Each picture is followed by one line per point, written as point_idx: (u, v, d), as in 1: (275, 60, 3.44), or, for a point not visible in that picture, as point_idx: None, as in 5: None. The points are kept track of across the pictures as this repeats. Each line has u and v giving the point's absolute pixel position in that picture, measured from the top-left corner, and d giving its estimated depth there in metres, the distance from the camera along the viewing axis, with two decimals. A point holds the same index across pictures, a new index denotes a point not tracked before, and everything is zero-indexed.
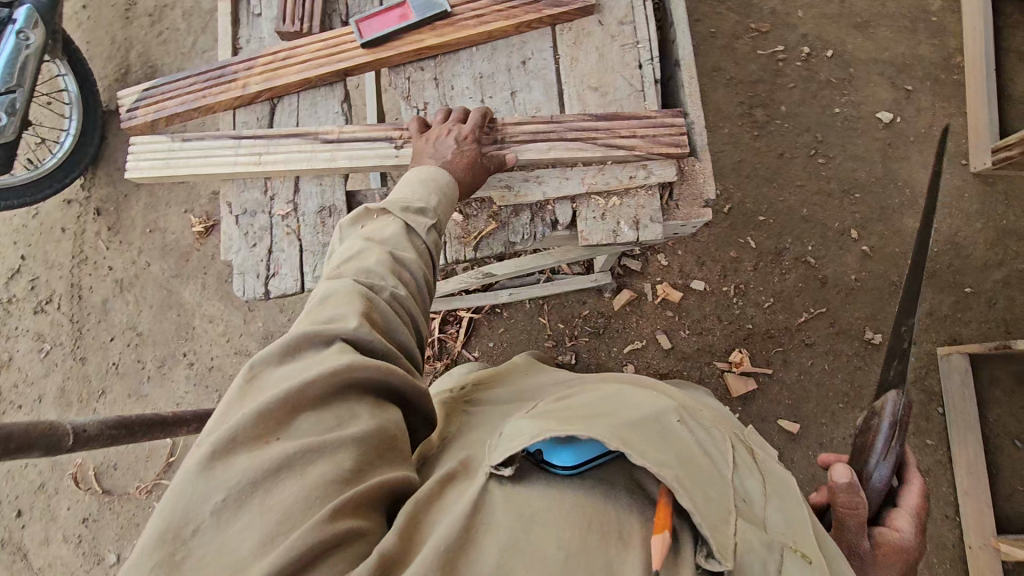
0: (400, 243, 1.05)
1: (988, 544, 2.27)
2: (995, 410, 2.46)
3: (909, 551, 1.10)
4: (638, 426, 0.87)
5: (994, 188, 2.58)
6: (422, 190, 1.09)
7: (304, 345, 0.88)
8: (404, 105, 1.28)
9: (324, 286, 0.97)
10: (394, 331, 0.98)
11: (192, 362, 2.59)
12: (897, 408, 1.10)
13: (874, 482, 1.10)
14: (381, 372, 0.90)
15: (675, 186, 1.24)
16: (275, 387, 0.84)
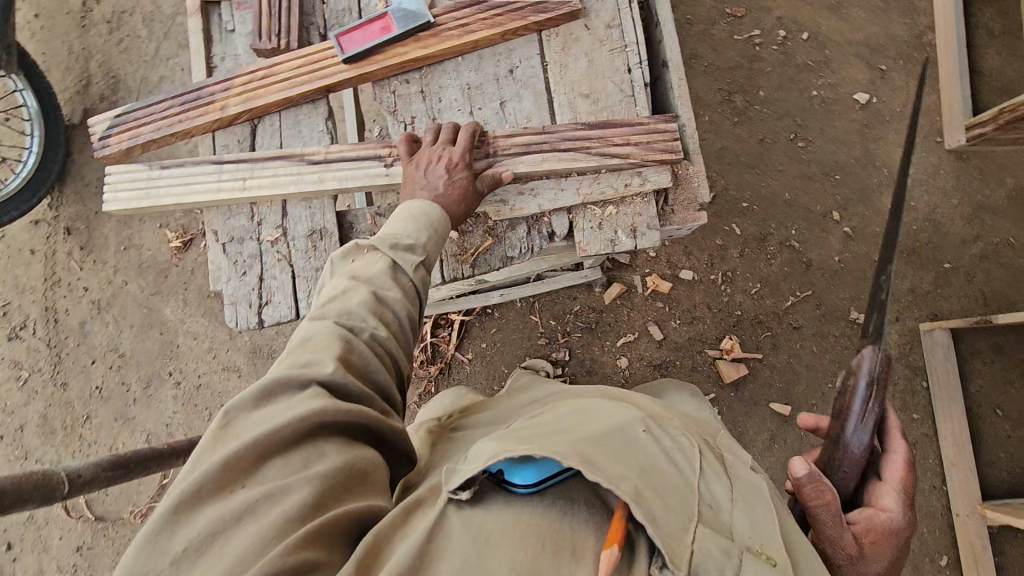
0: (385, 281, 1.07)
1: (974, 511, 2.37)
2: (977, 381, 2.54)
3: (895, 527, 1.10)
4: (597, 442, 0.88)
5: (968, 164, 2.63)
6: (415, 226, 1.11)
7: (279, 389, 0.92)
8: (391, 120, 1.26)
9: (305, 328, 1.01)
10: (371, 373, 1.01)
11: (180, 381, 2.53)
12: (876, 366, 1.12)
13: (853, 449, 1.11)
14: (349, 414, 0.93)
15: (670, 191, 1.23)
16: (247, 432, 0.88)
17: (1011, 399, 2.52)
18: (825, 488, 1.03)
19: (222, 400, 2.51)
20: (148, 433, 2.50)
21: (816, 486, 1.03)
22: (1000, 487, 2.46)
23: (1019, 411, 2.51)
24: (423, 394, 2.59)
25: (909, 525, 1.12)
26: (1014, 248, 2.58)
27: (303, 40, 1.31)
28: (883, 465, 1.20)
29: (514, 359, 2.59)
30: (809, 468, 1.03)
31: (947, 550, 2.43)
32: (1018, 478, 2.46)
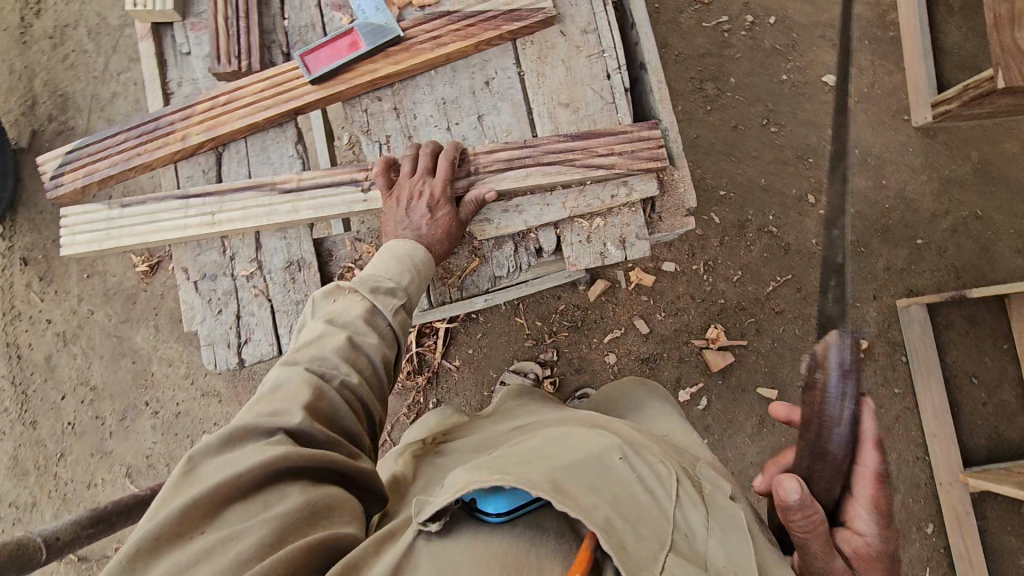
0: (364, 326, 1.13)
1: (957, 479, 2.44)
2: (952, 352, 2.61)
3: (872, 544, 1.10)
4: (572, 470, 0.88)
5: (935, 140, 2.68)
6: (399, 266, 1.18)
7: (244, 435, 0.93)
8: (366, 139, 1.33)
9: (275, 376, 1.03)
10: (340, 418, 1.03)
11: (157, 410, 2.43)
12: (845, 355, 1.02)
13: (834, 448, 1.06)
14: (308, 457, 0.93)
15: (657, 198, 1.29)
16: (209, 477, 0.88)
17: (985, 367, 2.60)
18: (816, 513, 1.05)
19: (203, 426, 2.42)
20: (128, 466, 2.41)
21: (802, 508, 1.05)
22: (979, 453, 2.55)
23: (994, 378, 2.59)
24: (412, 405, 2.56)
25: (885, 543, 1.10)
26: (982, 220, 2.64)
27: (268, 59, 1.38)
28: (852, 481, 1.11)
29: (501, 362, 2.57)
30: (802, 489, 1.03)
31: (933, 517, 2.51)
32: (995, 443, 2.55)
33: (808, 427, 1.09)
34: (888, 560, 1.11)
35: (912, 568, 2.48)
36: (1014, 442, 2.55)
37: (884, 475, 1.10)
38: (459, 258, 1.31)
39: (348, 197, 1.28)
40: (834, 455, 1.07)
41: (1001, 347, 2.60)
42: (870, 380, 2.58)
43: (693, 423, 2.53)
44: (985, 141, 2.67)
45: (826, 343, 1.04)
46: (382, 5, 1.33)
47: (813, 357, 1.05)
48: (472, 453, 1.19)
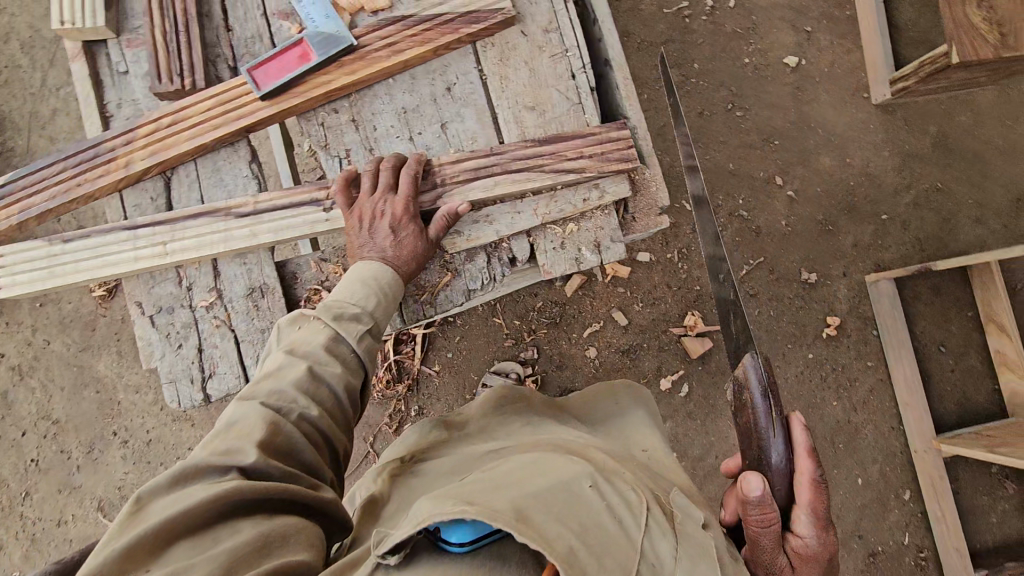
0: (327, 354, 1.12)
1: (930, 446, 2.51)
2: (921, 322, 2.68)
3: (818, 551, 1.12)
4: (537, 497, 0.86)
5: (895, 116, 2.72)
6: (365, 289, 1.16)
7: (195, 473, 0.89)
8: (324, 154, 1.27)
9: (229, 413, 1.00)
10: (298, 450, 1.01)
11: (127, 439, 2.36)
12: (761, 374, 1.11)
13: (774, 462, 1.10)
14: (259, 490, 0.90)
15: (630, 199, 1.27)
16: (157, 514, 0.83)
17: (952, 334, 2.67)
18: (773, 512, 1.06)
19: (177, 452, 2.35)
20: (99, 500, 2.33)
21: (761, 507, 1.05)
22: (949, 418, 2.64)
23: (960, 346, 2.67)
24: (394, 414, 2.52)
25: (823, 544, 1.12)
26: (943, 192, 2.70)
27: (214, 74, 1.30)
28: (791, 487, 1.12)
29: (481, 364, 2.55)
30: (764, 487, 1.05)
31: (909, 484, 2.58)
32: (963, 407, 2.64)
33: (747, 438, 1.14)
34: (827, 558, 1.14)
35: (892, 535, 2.55)
36: (982, 405, 2.64)
37: (822, 481, 1.11)
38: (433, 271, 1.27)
39: (308, 217, 1.23)
40: (771, 466, 1.11)
41: (966, 315, 2.68)
42: (844, 356, 2.63)
43: (676, 411, 2.55)
44: (942, 115, 2.72)
45: (745, 366, 1.14)
46: (332, 13, 1.27)
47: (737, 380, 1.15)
48: (444, 478, 1.16)
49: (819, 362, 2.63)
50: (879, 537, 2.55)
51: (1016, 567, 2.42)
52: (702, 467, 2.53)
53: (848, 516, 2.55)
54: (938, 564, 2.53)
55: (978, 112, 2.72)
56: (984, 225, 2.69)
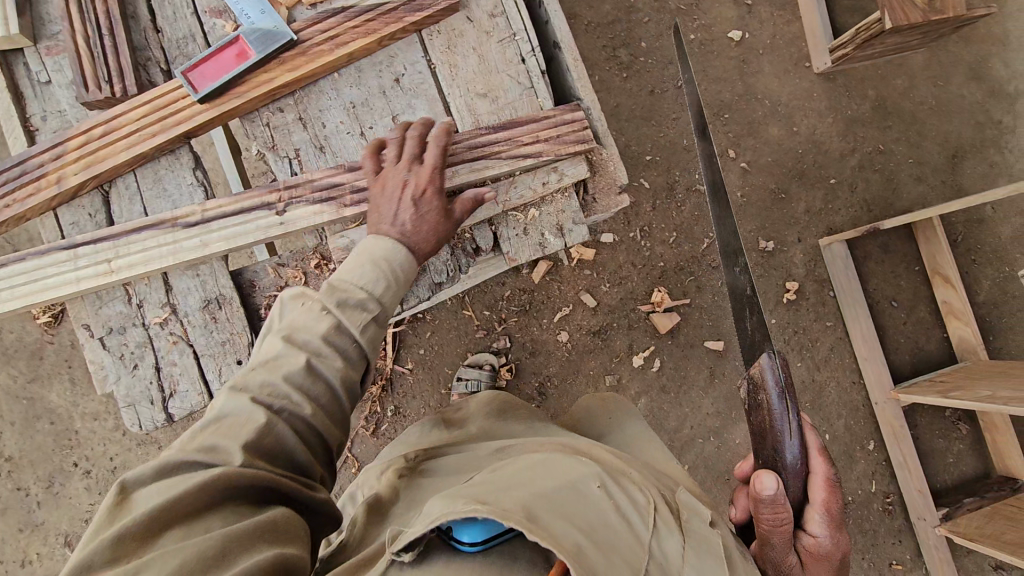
0: (327, 343, 1.06)
1: (889, 397, 2.61)
2: (873, 279, 2.80)
3: (831, 551, 1.15)
4: (543, 499, 0.88)
5: (836, 83, 2.81)
6: (372, 273, 1.11)
7: (182, 468, 0.88)
8: (272, 156, 1.23)
9: (217, 406, 0.97)
10: (289, 447, 0.98)
11: (90, 469, 2.30)
12: (779, 373, 1.11)
13: (792, 464, 1.10)
14: (249, 479, 0.89)
15: (589, 180, 1.27)
16: (143, 505, 0.82)
17: (902, 289, 2.80)
18: (784, 511, 1.09)
19: None
20: (66, 534, 2.28)
21: (775, 505, 1.08)
22: (904, 368, 2.77)
23: (910, 299, 2.80)
24: (369, 416, 2.49)
25: (835, 545, 1.15)
26: (885, 153, 2.81)
27: (146, 79, 1.24)
28: (805, 488, 1.14)
29: (453, 358, 2.54)
30: (779, 487, 1.07)
31: (872, 434, 2.71)
32: (916, 357, 2.78)
33: (761, 438, 1.15)
34: (837, 559, 1.17)
35: (860, 484, 2.68)
36: (933, 353, 2.78)
37: (836, 482, 1.15)
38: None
39: (259, 222, 1.17)
40: (789, 469, 1.11)
41: (913, 269, 2.81)
42: (804, 318, 2.73)
43: (649, 386, 2.60)
44: (879, 79, 2.83)
45: (761, 365, 1.14)
46: (268, 7, 1.21)
47: (752, 379, 1.14)
48: (453, 477, 1.16)
49: (781, 327, 2.72)
50: (847, 488, 2.68)
51: (974, 502, 2.56)
52: (678, 438, 2.60)
53: None
54: (903, 507, 2.67)
55: (912, 75, 2.83)
56: (925, 182, 2.81)
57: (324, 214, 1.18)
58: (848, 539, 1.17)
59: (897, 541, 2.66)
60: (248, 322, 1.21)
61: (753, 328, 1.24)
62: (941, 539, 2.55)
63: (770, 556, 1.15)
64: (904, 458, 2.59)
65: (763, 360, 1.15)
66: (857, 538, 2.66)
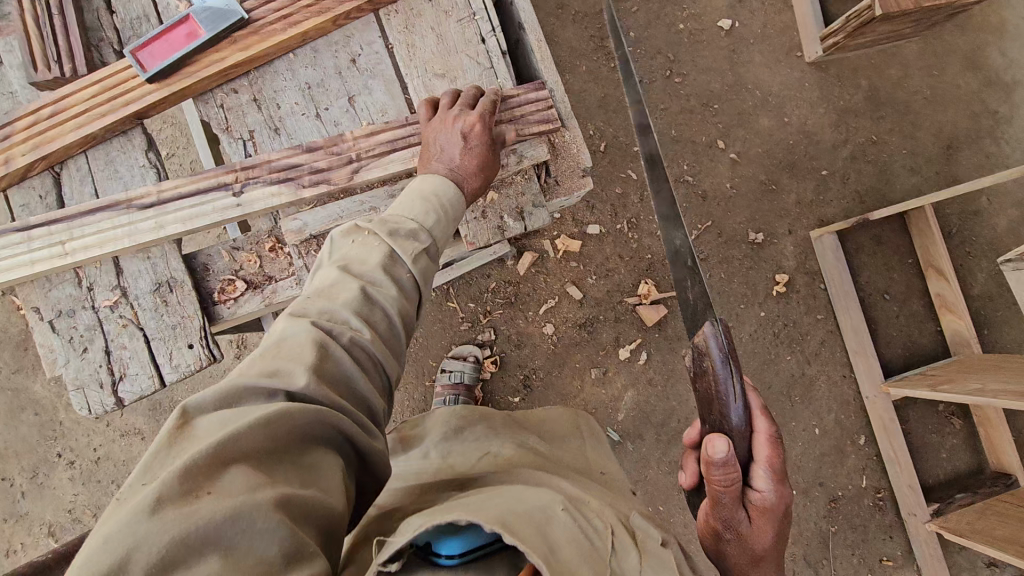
0: (380, 276, 1.09)
1: (880, 391, 2.58)
2: (865, 272, 2.76)
3: (777, 506, 1.13)
4: (516, 515, 0.87)
5: (827, 73, 2.77)
6: (422, 205, 1.15)
7: (244, 395, 0.88)
8: (226, 137, 1.22)
9: (278, 330, 0.99)
10: (350, 377, 0.99)
11: (74, 459, 2.32)
12: (721, 339, 1.15)
13: (738, 425, 1.12)
14: (313, 415, 0.89)
15: (551, 163, 1.28)
16: (206, 437, 0.82)
17: (894, 282, 2.76)
18: (735, 472, 1.08)
19: (127, 468, 2.31)
20: (49, 524, 2.29)
21: (725, 467, 1.07)
22: (896, 362, 2.73)
23: (903, 292, 2.76)
24: None
25: (780, 499, 1.13)
26: (878, 144, 2.77)
27: (98, 59, 1.27)
28: (749, 445, 1.15)
29: (437, 350, 2.53)
30: (730, 448, 1.06)
31: (863, 429, 2.67)
32: (909, 350, 2.74)
33: (708, 404, 1.18)
34: (784, 515, 1.15)
35: (850, 479, 2.64)
36: (926, 347, 2.74)
37: (778, 437, 1.15)
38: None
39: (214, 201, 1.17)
40: (733, 429, 1.12)
41: (906, 262, 2.77)
42: (795, 311, 2.69)
43: (636, 379, 2.57)
44: (872, 69, 2.78)
45: (705, 334, 1.18)
46: None
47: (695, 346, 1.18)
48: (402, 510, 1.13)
49: (771, 320, 2.68)
50: (837, 483, 2.64)
51: (966, 498, 2.52)
52: (666, 432, 2.56)
53: (808, 465, 2.64)
54: (894, 502, 2.63)
55: (906, 64, 2.79)
56: (918, 173, 2.77)
57: (282, 195, 1.18)
58: (792, 492, 1.16)
59: (888, 538, 2.63)
60: (200, 305, 1.20)
61: (695, 299, 1.27)
62: (933, 535, 2.51)
63: (719, 516, 1.13)
64: (895, 454, 2.56)
65: (706, 328, 1.20)
66: (848, 533, 2.62)
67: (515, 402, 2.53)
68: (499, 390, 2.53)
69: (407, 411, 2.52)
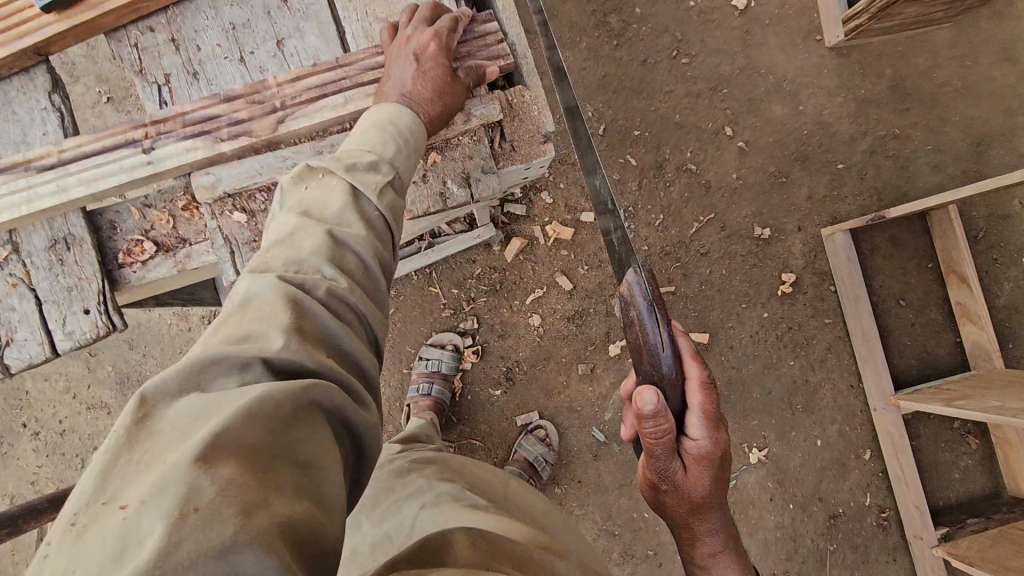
0: (344, 216, 1.08)
1: (889, 404, 2.39)
2: (880, 275, 2.57)
3: (710, 451, 1.19)
4: None
5: (848, 60, 2.58)
6: (378, 137, 1.19)
7: (212, 371, 0.75)
8: (143, 81, 1.32)
9: (243, 290, 0.92)
10: (330, 332, 0.93)
11: (38, 430, 2.25)
12: (645, 287, 1.16)
13: (670, 375, 1.14)
14: (300, 398, 0.75)
15: (506, 124, 1.40)
16: (174, 433, 0.67)
17: (911, 287, 2.57)
18: (667, 422, 1.12)
19: (92, 443, 2.25)
20: (12, 496, 2.23)
21: (655, 417, 1.12)
22: (909, 373, 2.55)
23: (920, 298, 2.56)
24: None
25: (716, 445, 1.18)
26: (899, 138, 2.57)
27: None
28: (682, 395, 1.17)
29: (416, 337, 2.42)
30: (658, 401, 1.10)
31: (869, 443, 2.49)
32: (924, 362, 2.55)
33: (640, 354, 1.20)
34: (720, 459, 1.21)
35: (853, 495, 2.47)
36: (943, 359, 2.55)
37: (710, 382, 1.17)
38: (241, 223, 1.29)
39: (128, 157, 1.26)
40: (665, 378, 1.15)
41: (926, 267, 2.57)
42: (800, 314, 2.51)
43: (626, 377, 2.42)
44: (897, 57, 2.59)
45: (630, 284, 1.18)
46: None
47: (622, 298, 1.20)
48: None
49: (774, 321, 2.51)
50: (838, 499, 2.46)
51: (978, 524, 2.33)
52: None
53: (807, 478, 2.47)
54: (899, 523, 2.45)
55: (935, 53, 2.59)
56: (943, 171, 2.57)
57: (197, 150, 1.26)
58: (726, 434, 1.21)
59: (891, 560, 2.45)
60: (100, 267, 1.27)
61: (620, 243, 1.28)
62: (940, 562, 2.33)
63: (655, 466, 1.20)
64: (902, 471, 2.37)
65: (631, 278, 1.20)
66: (846, 553, 2.45)
67: (496, 395, 2.41)
68: (479, 381, 2.41)
69: (382, 398, 2.42)
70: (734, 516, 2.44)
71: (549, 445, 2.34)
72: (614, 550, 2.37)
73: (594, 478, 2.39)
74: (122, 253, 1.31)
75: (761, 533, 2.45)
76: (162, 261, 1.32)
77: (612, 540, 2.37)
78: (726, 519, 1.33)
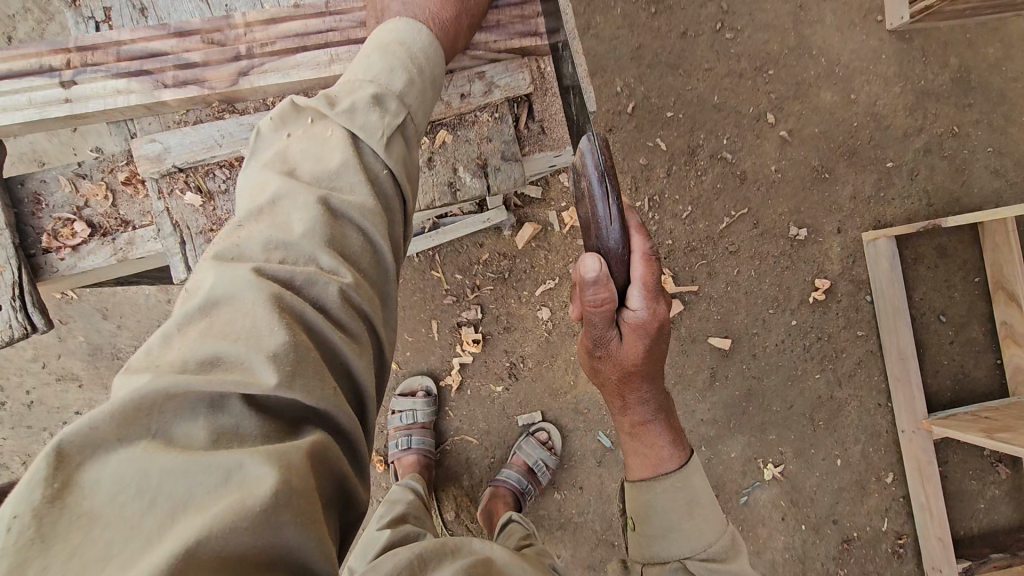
0: (339, 179, 0.92)
1: (919, 427, 2.22)
2: (921, 286, 2.36)
3: (648, 321, 1.05)
4: None
5: (911, 45, 2.31)
6: (382, 62, 1.01)
7: (169, 421, 0.63)
8: (75, 13, 1.27)
9: (208, 285, 0.77)
10: (325, 343, 0.79)
11: (4, 400, 2.10)
12: (598, 156, 0.96)
13: (614, 249, 0.98)
14: (304, 488, 0.64)
15: (529, 103, 1.29)
16: (121, 527, 0.56)
17: (954, 302, 2.36)
18: (608, 292, 0.99)
19: (61, 417, 2.10)
20: None
21: (596, 286, 0.98)
22: (942, 395, 2.36)
23: (962, 314, 2.36)
24: None
25: (654, 317, 1.06)
26: (958, 137, 2.32)
27: None
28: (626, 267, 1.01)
29: (415, 324, 2.23)
30: (601, 267, 0.96)
31: (893, 466, 2.33)
32: (960, 383, 2.36)
33: (588, 228, 1.03)
34: (659, 331, 1.08)
35: (869, 519, 2.32)
36: (980, 382, 2.36)
37: (654, 253, 1.02)
38: (195, 209, 1.22)
39: (40, 89, 1.17)
40: (610, 251, 0.98)
41: (973, 280, 2.36)
42: (831, 324, 2.32)
43: None
44: (966, 45, 2.32)
45: (582, 151, 0.99)
46: None
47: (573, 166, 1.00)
48: None
49: (803, 330, 2.31)
50: (853, 522, 2.31)
51: (1002, 560, 2.19)
52: None
53: (823, 500, 2.31)
54: (915, 551, 2.31)
55: (1008, 43, 2.32)
56: (1002, 177, 2.34)
57: (134, 93, 1.18)
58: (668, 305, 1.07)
59: None
60: (16, 252, 1.19)
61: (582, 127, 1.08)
62: None
63: (590, 331, 1.08)
64: (927, 500, 2.22)
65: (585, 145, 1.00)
66: None
67: (497, 391, 2.24)
68: (480, 375, 2.24)
69: None
70: (741, 533, 2.30)
71: (551, 449, 2.18)
72: (613, 561, 2.24)
73: (596, 485, 2.23)
74: (46, 235, 1.23)
75: (769, 553, 2.31)
76: (97, 248, 1.24)
77: (611, 550, 2.23)
78: (660, 388, 1.22)
